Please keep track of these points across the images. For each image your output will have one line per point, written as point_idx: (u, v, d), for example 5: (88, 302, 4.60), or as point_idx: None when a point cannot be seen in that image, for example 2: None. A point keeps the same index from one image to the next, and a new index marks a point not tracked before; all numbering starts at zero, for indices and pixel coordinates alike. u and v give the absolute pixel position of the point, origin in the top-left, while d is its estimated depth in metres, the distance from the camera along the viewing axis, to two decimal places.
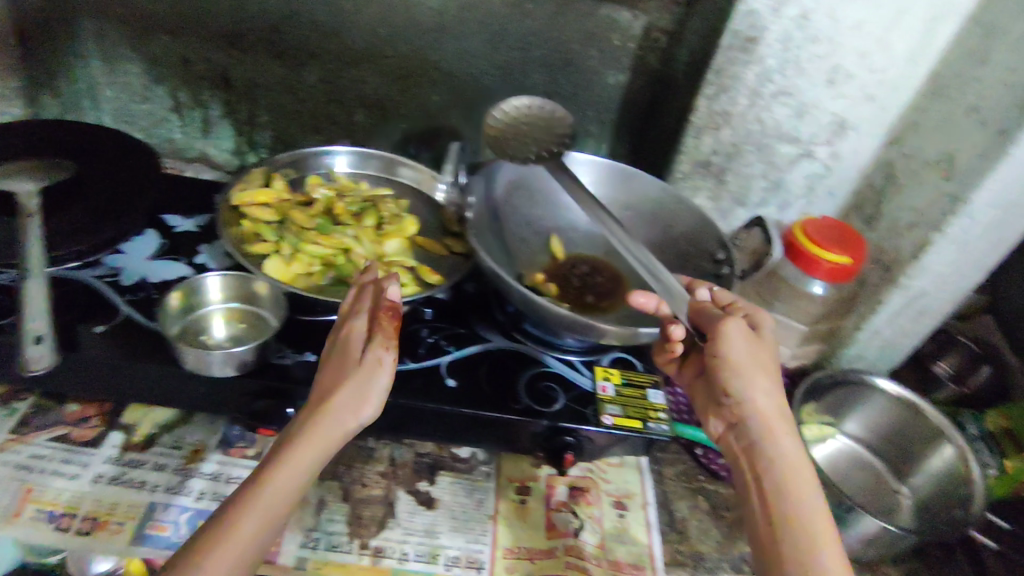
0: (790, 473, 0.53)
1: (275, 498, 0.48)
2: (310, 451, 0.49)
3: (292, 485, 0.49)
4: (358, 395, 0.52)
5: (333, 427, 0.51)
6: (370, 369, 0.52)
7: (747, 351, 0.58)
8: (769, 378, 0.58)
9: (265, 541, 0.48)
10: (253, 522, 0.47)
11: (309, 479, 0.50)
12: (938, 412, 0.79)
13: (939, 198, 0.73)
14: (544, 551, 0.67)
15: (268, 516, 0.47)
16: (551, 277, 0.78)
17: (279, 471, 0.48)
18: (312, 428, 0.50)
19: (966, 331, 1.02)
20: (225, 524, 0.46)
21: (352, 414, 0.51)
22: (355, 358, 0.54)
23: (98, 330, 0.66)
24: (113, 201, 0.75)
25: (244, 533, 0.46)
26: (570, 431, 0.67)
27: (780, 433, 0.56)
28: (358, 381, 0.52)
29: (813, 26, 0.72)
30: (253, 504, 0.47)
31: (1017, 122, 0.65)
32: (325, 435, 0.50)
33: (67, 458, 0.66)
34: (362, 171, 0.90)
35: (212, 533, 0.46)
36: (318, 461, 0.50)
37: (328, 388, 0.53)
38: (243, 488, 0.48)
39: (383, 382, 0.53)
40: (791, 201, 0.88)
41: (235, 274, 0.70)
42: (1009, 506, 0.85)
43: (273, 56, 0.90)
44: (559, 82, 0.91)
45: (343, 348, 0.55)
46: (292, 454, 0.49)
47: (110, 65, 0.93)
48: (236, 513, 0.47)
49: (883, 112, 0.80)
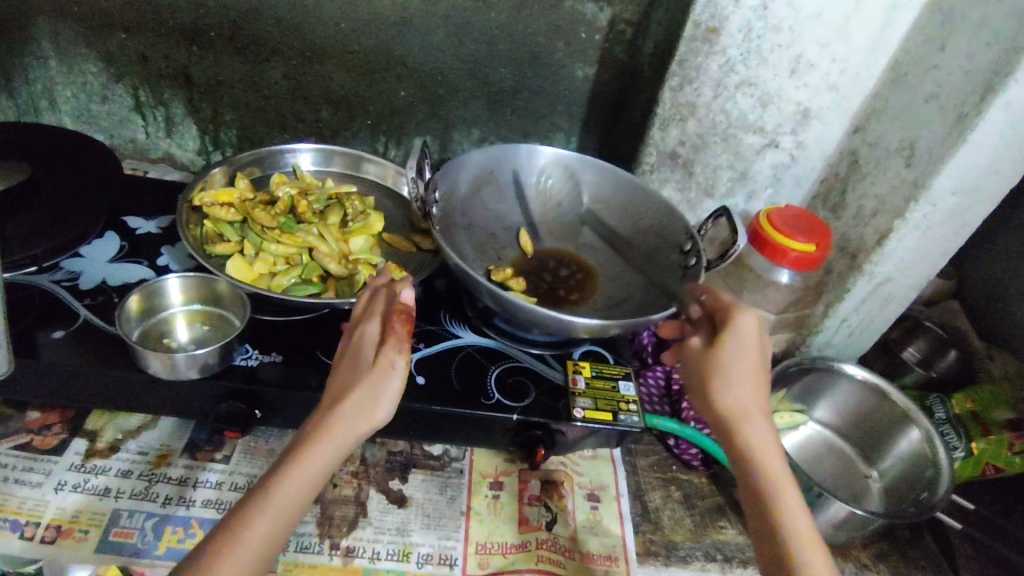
0: (768, 479, 0.50)
1: (284, 505, 0.46)
2: (320, 457, 0.48)
3: (304, 492, 0.47)
4: (371, 397, 0.50)
5: (346, 432, 0.49)
6: (382, 372, 0.50)
7: (700, 363, 0.55)
8: (734, 378, 0.53)
9: (274, 547, 0.46)
10: (262, 528, 0.45)
11: (318, 486, 0.48)
12: (904, 396, 0.80)
13: (901, 185, 0.74)
14: (517, 546, 0.67)
15: (278, 523, 0.46)
16: (519, 271, 0.78)
17: (290, 477, 0.47)
18: (324, 432, 0.48)
19: (933, 317, 1.04)
20: (235, 531, 0.45)
21: (364, 419, 0.49)
22: (367, 360, 0.52)
23: (57, 335, 0.64)
24: (70, 203, 0.73)
25: (253, 540, 0.45)
26: (541, 424, 0.67)
27: (750, 435, 0.52)
28: (371, 384, 0.50)
29: (774, 16, 0.73)
30: (262, 511, 0.45)
31: (975, 109, 0.66)
32: (336, 441, 0.48)
33: (29, 466, 0.64)
34: (327, 169, 0.90)
35: (219, 539, 0.44)
36: (328, 467, 0.48)
37: (340, 391, 0.51)
38: (251, 493, 0.47)
39: (396, 386, 0.50)
40: (758, 192, 0.89)
41: (195, 275, 0.69)
42: (975, 487, 0.86)
43: (235, 53, 0.89)
44: (526, 77, 0.91)
45: (353, 351, 0.53)
46: (304, 458, 0.47)
47: (67, 64, 0.91)
48: (247, 518, 0.45)
49: (846, 101, 0.81)
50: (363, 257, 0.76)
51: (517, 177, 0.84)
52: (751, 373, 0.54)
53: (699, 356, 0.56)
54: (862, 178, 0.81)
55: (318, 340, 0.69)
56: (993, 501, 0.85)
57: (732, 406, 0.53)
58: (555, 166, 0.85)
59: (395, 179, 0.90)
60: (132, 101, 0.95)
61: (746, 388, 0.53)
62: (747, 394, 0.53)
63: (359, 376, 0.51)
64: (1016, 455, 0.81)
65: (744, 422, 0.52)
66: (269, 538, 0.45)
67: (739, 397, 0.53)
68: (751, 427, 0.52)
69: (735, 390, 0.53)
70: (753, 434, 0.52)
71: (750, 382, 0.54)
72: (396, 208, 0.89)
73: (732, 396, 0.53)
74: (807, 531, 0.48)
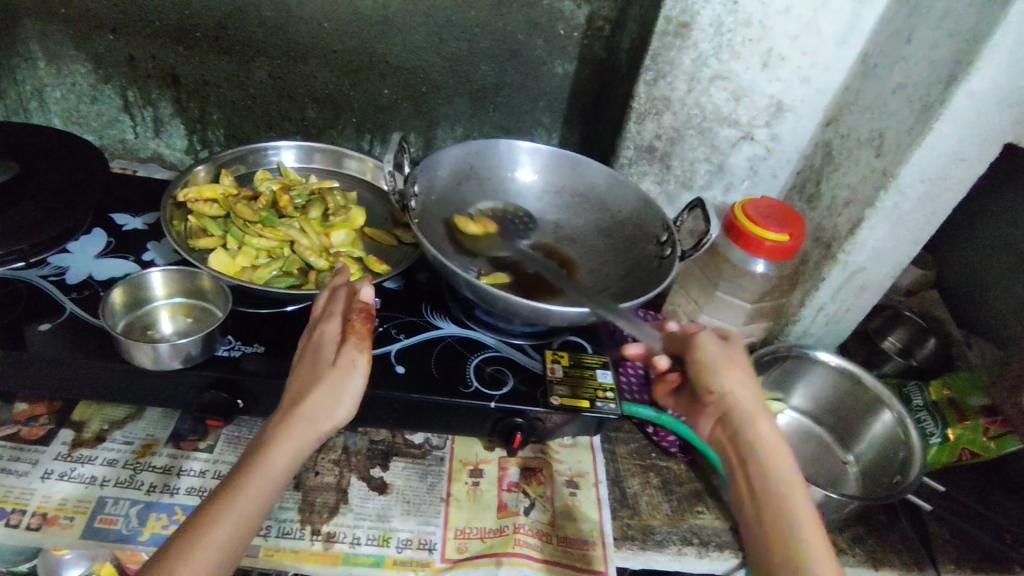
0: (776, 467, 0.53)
1: (244, 508, 0.46)
2: (281, 457, 0.49)
3: (266, 493, 0.48)
4: (333, 396, 0.51)
5: (308, 431, 0.50)
6: (344, 369, 0.52)
7: (724, 355, 0.60)
8: (741, 376, 0.59)
9: (237, 549, 0.46)
10: (224, 529, 0.46)
11: (281, 486, 0.49)
12: (877, 381, 0.81)
13: (872, 175, 0.75)
14: (494, 531, 0.68)
15: (242, 524, 0.46)
16: (493, 220, 0.82)
17: (252, 478, 0.47)
18: (286, 431, 0.49)
19: (914, 307, 1.05)
20: (198, 532, 0.45)
21: (326, 417, 0.51)
22: (327, 359, 0.54)
23: (44, 328, 0.65)
24: (57, 198, 0.75)
25: (214, 542, 0.45)
26: (519, 412, 0.67)
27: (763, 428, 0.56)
28: (332, 384, 0.52)
29: (744, 11, 0.74)
30: (222, 515, 0.46)
31: (940, 97, 0.67)
32: (297, 439, 0.49)
33: (16, 456, 0.66)
34: (310, 165, 0.92)
35: (181, 543, 0.45)
36: (290, 467, 0.49)
37: (301, 390, 0.52)
38: (211, 496, 0.47)
39: (358, 384, 0.53)
40: (735, 184, 0.91)
41: (177, 269, 0.71)
42: (951, 473, 0.87)
43: (220, 52, 0.91)
44: (506, 74, 0.93)
45: (315, 349, 0.55)
46: (266, 459, 0.48)
47: (57, 66, 0.93)
48: (208, 520, 0.46)
49: (816, 95, 0.82)
50: (343, 250, 0.78)
51: (496, 172, 0.86)
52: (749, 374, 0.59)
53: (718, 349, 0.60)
54: (835, 168, 0.82)
55: (300, 332, 0.71)
56: (971, 487, 0.86)
57: (742, 398, 0.57)
58: (533, 161, 0.87)
59: (374, 173, 0.93)
60: (121, 101, 0.97)
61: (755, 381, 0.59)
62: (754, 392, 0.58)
63: (320, 375, 0.52)
64: (992, 440, 0.81)
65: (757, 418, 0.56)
66: (229, 538, 0.46)
67: (749, 390, 0.58)
68: (760, 419, 0.56)
69: (747, 382, 0.59)
70: (764, 426, 0.56)
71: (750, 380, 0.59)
72: (379, 203, 0.90)
73: (744, 391, 0.58)
74: (815, 523, 0.49)
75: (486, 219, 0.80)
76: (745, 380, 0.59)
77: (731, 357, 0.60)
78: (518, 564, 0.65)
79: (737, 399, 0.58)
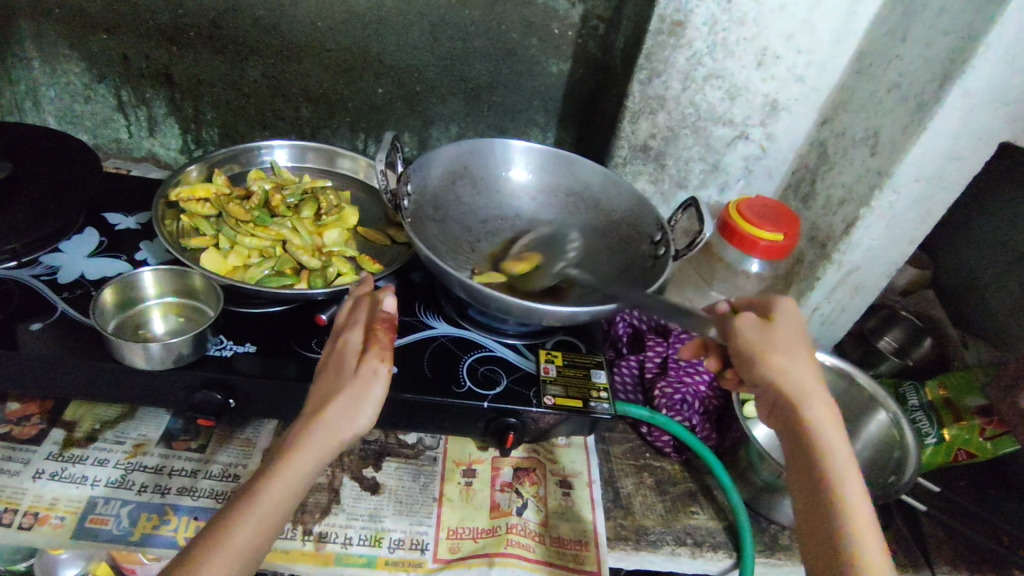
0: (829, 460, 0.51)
1: (267, 512, 0.47)
2: (302, 463, 0.48)
3: (291, 496, 0.48)
4: (354, 405, 0.51)
5: (330, 438, 0.50)
6: (366, 379, 0.52)
7: (763, 337, 0.55)
8: (788, 359, 0.54)
9: (258, 553, 0.46)
10: (247, 532, 0.46)
11: (301, 492, 0.49)
12: (872, 380, 0.81)
13: (867, 174, 0.75)
14: (486, 531, 0.68)
15: (264, 527, 0.46)
16: (483, 230, 0.82)
17: (275, 482, 0.47)
18: (307, 438, 0.49)
19: (910, 307, 1.05)
20: (219, 536, 0.45)
21: (348, 425, 0.51)
22: (350, 367, 0.53)
23: (36, 326, 0.65)
24: (49, 196, 0.75)
25: (239, 544, 0.45)
26: (512, 412, 0.67)
27: (813, 416, 0.52)
28: (355, 392, 0.51)
29: (738, 10, 0.74)
30: (244, 518, 0.46)
31: (934, 96, 0.67)
32: (318, 446, 0.49)
33: (7, 456, 0.66)
34: (304, 165, 0.92)
35: (203, 545, 0.45)
36: (313, 472, 0.49)
37: (323, 396, 0.52)
38: (235, 498, 0.47)
39: (379, 393, 0.52)
40: (730, 183, 0.90)
41: (169, 268, 0.70)
42: (946, 473, 0.87)
43: (213, 51, 0.91)
44: (501, 73, 0.92)
45: (338, 357, 0.55)
46: (287, 464, 0.48)
47: (51, 65, 0.93)
48: (230, 524, 0.46)
49: (812, 94, 0.82)
50: (337, 249, 0.78)
51: (490, 171, 0.86)
52: (797, 355, 0.55)
53: (757, 333, 0.55)
54: (830, 168, 0.82)
55: (292, 332, 0.71)
56: (967, 487, 0.85)
57: (790, 385, 0.53)
58: (527, 160, 0.86)
59: (367, 173, 0.92)
60: (115, 100, 0.97)
61: (805, 363, 0.54)
62: (804, 374, 0.54)
63: (341, 383, 0.52)
64: (989, 440, 0.81)
65: (803, 406, 0.53)
66: (253, 541, 0.46)
67: (797, 375, 0.54)
68: (812, 411, 0.52)
69: (794, 366, 0.54)
70: (815, 415, 0.52)
71: (798, 362, 0.54)
72: (373, 203, 0.90)
73: (789, 376, 0.53)
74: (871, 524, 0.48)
75: (530, 253, 0.78)
76: (792, 363, 0.54)
77: (773, 338, 0.55)
78: (510, 564, 0.65)
79: (782, 385, 0.53)
